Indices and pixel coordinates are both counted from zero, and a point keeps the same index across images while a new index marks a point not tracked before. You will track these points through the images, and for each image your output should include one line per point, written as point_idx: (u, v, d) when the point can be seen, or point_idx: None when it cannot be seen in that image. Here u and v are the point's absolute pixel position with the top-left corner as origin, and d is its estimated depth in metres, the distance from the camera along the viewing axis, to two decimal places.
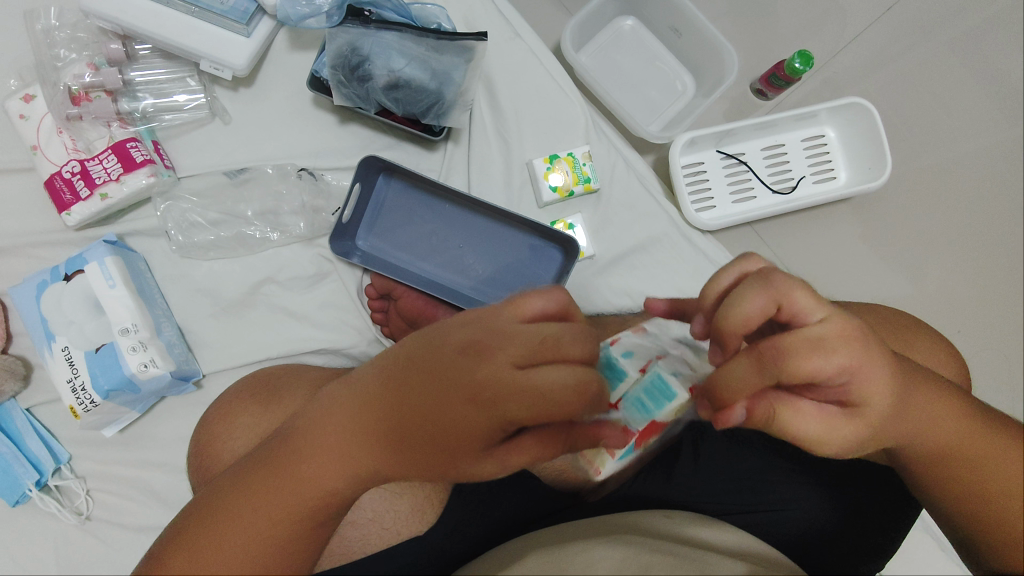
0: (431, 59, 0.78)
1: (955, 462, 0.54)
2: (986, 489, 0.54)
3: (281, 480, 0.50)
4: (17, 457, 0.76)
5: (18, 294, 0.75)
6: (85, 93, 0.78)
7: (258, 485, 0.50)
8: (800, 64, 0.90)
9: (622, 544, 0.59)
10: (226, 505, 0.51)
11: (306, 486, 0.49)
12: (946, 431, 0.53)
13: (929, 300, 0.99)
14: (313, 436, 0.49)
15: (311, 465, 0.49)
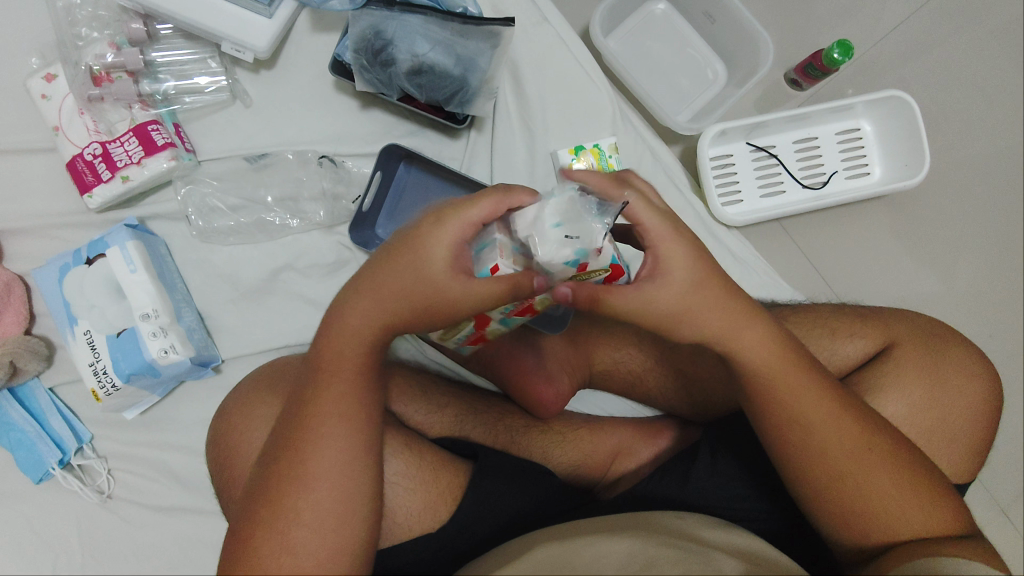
0: (456, 44, 0.77)
1: (805, 428, 0.57)
2: (830, 458, 0.57)
3: (304, 463, 0.51)
4: (41, 436, 0.78)
5: (39, 275, 0.75)
6: (107, 73, 0.76)
7: (287, 478, 0.51)
8: (839, 54, 0.87)
9: (633, 538, 0.61)
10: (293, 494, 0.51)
11: (329, 459, 0.51)
12: (804, 397, 0.58)
13: (954, 301, 0.94)
14: (313, 413, 0.53)
15: (313, 442, 0.52)
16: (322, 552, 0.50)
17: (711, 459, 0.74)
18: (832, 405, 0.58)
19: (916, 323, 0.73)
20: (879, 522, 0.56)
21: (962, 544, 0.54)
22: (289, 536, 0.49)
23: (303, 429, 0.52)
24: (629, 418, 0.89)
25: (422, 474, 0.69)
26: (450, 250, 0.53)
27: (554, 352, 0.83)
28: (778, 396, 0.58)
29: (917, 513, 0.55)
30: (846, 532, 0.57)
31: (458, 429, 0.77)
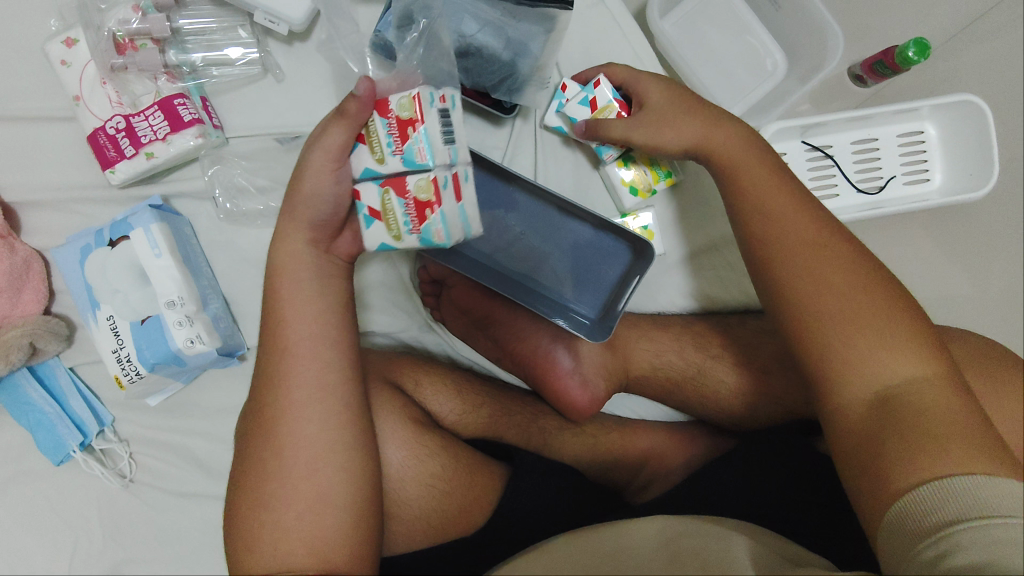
0: (507, 26, 0.72)
1: (799, 279, 0.57)
2: (824, 313, 0.55)
3: (277, 428, 0.54)
4: (61, 418, 0.76)
5: (61, 255, 0.72)
6: (131, 40, 0.71)
7: (265, 443, 0.54)
8: (914, 53, 0.79)
9: (657, 523, 0.65)
10: (265, 457, 0.54)
11: (301, 422, 0.54)
12: (795, 234, 0.59)
13: (987, 301, 0.99)
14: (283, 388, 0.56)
15: (288, 406, 0.55)
16: (298, 508, 0.52)
17: (745, 465, 0.73)
18: (826, 251, 0.57)
19: (976, 345, 0.70)
20: (867, 384, 0.52)
21: (946, 403, 0.50)
22: (269, 497, 0.53)
23: (270, 398, 0.56)
24: (665, 424, 0.86)
25: (455, 476, 0.67)
26: (331, 160, 0.57)
27: (590, 357, 0.79)
28: (774, 226, 0.60)
29: (904, 368, 0.52)
30: (841, 387, 0.53)
31: (493, 431, 0.76)
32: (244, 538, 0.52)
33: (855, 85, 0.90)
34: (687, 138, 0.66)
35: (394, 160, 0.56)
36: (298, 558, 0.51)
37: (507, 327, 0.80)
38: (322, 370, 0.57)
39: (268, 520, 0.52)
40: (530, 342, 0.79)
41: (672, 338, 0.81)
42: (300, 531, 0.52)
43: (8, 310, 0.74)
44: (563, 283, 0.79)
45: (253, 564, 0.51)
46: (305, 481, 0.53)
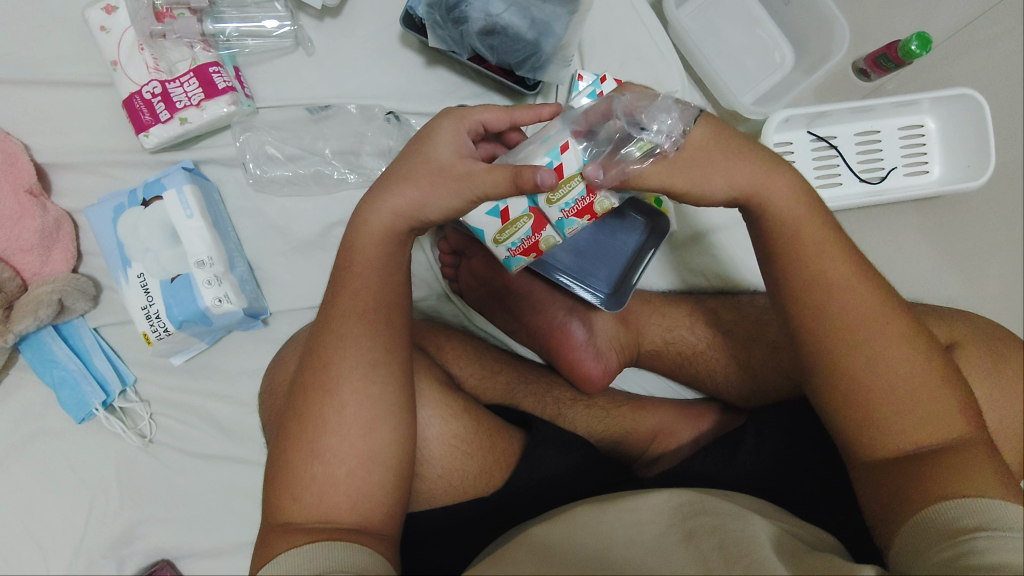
0: (533, 7, 0.74)
1: (835, 328, 0.55)
2: (862, 365, 0.54)
3: (331, 381, 0.53)
4: (85, 375, 0.77)
5: (94, 215, 0.74)
6: (169, 9, 0.74)
7: (317, 394, 0.53)
8: (917, 47, 0.83)
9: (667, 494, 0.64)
10: (306, 418, 0.53)
11: (358, 379, 0.53)
12: (849, 302, 0.55)
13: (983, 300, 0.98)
14: (331, 350, 0.54)
15: (343, 360, 0.54)
16: (349, 464, 0.52)
17: (760, 438, 0.73)
18: (872, 309, 0.55)
19: (978, 325, 0.73)
20: (900, 433, 0.53)
21: (975, 456, 0.52)
22: (319, 448, 0.52)
23: (327, 349, 0.54)
24: (672, 400, 0.87)
25: (477, 438, 0.69)
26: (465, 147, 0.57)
27: (603, 329, 0.81)
28: (824, 289, 0.55)
29: (937, 416, 0.53)
30: (869, 438, 0.54)
31: (510, 397, 0.78)
32: (285, 482, 0.52)
33: (859, 79, 0.96)
34: (738, 185, 0.56)
35: (555, 213, 0.63)
36: (343, 512, 0.51)
37: (523, 297, 0.83)
38: (380, 326, 0.56)
39: (313, 472, 0.51)
40: (547, 314, 0.82)
41: (683, 315, 0.84)
42: (349, 486, 0.51)
43: (38, 268, 0.76)
44: (562, 244, 0.83)
45: (295, 510, 0.51)
46: (348, 446, 0.52)
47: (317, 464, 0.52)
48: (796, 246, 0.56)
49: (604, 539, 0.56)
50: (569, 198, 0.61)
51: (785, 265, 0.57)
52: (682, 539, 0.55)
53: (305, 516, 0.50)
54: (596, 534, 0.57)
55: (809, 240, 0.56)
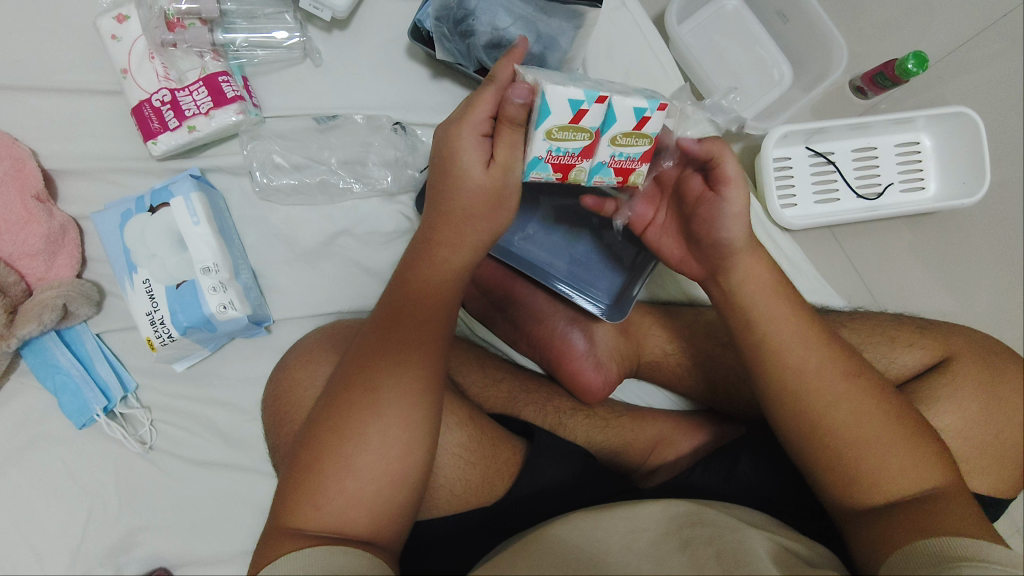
0: (539, 21, 0.75)
1: (807, 389, 0.57)
2: (838, 420, 0.56)
3: (375, 398, 0.52)
4: (87, 381, 0.77)
5: (102, 220, 0.75)
6: (180, 19, 0.75)
7: (358, 408, 0.52)
8: (913, 66, 0.85)
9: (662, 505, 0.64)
10: (333, 430, 0.52)
11: (402, 401, 0.53)
12: (813, 360, 0.57)
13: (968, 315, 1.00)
14: (369, 368, 0.54)
15: (391, 381, 0.53)
16: (378, 482, 0.51)
17: (756, 456, 0.74)
18: (839, 367, 0.57)
19: (975, 340, 0.74)
20: (885, 479, 0.54)
21: (956, 500, 0.53)
22: (350, 461, 0.51)
23: (375, 366, 0.54)
24: (671, 411, 0.87)
25: (480, 448, 0.69)
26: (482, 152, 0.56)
27: (604, 340, 0.82)
28: (787, 350, 0.58)
29: (914, 464, 0.54)
30: (855, 491, 0.55)
31: (512, 406, 0.78)
32: (308, 488, 0.50)
33: (856, 97, 1.00)
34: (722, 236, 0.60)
35: (544, 146, 0.56)
36: (361, 527, 0.50)
37: (525, 308, 0.84)
38: (428, 353, 0.56)
39: (339, 485, 0.50)
40: (547, 324, 0.83)
41: (683, 326, 0.85)
42: (372, 502, 0.51)
43: (43, 273, 0.76)
44: (556, 256, 0.85)
45: (312, 518, 0.50)
46: (376, 468, 0.51)
47: (341, 479, 0.50)
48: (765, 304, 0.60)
49: (596, 546, 0.56)
50: (568, 145, 0.57)
51: (752, 328, 0.60)
52: (680, 546, 0.56)
53: (318, 523, 0.50)
54: (591, 540, 0.58)
55: (772, 304, 0.60)
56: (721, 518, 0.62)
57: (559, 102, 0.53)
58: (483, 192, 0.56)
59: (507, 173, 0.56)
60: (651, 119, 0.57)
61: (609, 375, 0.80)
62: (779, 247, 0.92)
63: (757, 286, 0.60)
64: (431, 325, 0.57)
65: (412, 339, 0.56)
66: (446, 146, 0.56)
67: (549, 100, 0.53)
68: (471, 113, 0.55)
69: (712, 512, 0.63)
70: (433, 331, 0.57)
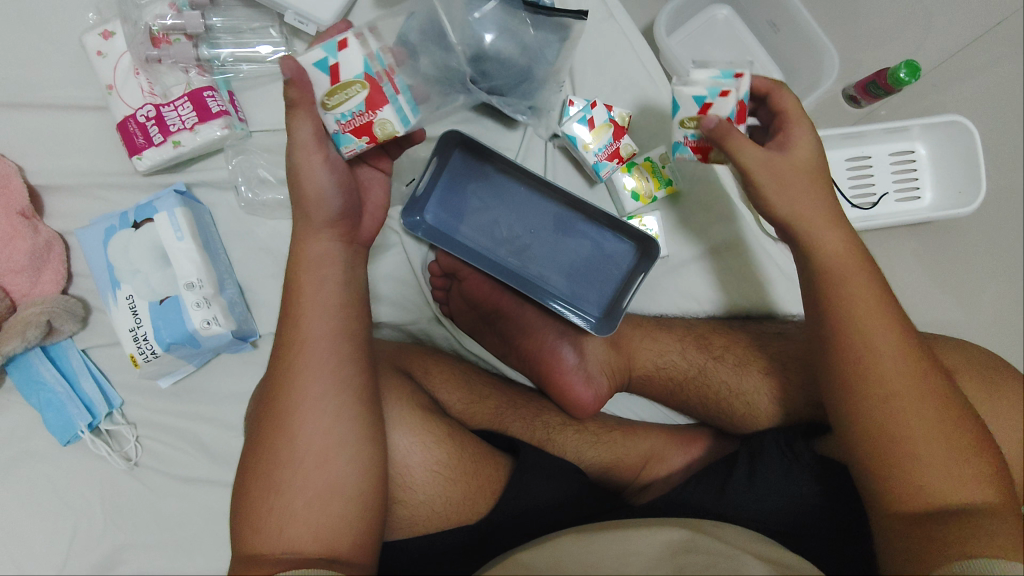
0: (523, 33, 0.74)
1: (873, 381, 0.55)
2: (896, 414, 0.54)
3: (288, 415, 0.55)
4: (71, 398, 0.76)
5: (85, 236, 0.75)
6: (165, 35, 0.75)
7: (274, 430, 0.55)
8: (905, 75, 0.84)
9: (654, 530, 0.62)
10: (262, 455, 0.55)
11: (313, 414, 0.55)
12: (891, 364, 0.55)
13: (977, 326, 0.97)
14: (283, 385, 0.57)
15: (306, 397, 0.56)
16: (308, 495, 0.53)
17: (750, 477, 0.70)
18: (908, 362, 0.55)
19: (973, 354, 0.72)
20: (924, 471, 0.53)
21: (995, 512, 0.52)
22: (277, 480, 0.54)
23: (286, 386, 0.57)
24: (664, 425, 0.86)
25: (462, 466, 0.67)
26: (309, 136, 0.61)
27: (594, 352, 0.81)
28: (860, 335, 0.56)
29: (958, 468, 0.53)
30: (893, 494, 0.54)
31: (498, 422, 0.77)
32: (248, 513, 0.54)
33: (849, 105, 0.98)
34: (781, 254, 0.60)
35: (329, 118, 0.62)
36: (307, 543, 0.52)
37: (514, 321, 0.82)
38: (339, 355, 0.58)
39: (272, 504, 0.53)
40: (537, 338, 0.81)
41: (674, 339, 0.83)
42: (308, 517, 0.53)
43: (27, 289, 0.76)
44: (553, 270, 0.83)
45: (257, 543, 0.52)
46: (312, 480, 0.54)
47: (282, 499, 0.53)
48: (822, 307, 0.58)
49: (585, 564, 0.55)
50: (348, 108, 0.62)
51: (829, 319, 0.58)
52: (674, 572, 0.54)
53: (267, 549, 0.52)
54: (580, 563, 0.56)
55: (856, 291, 0.57)
56: (714, 544, 0.60)
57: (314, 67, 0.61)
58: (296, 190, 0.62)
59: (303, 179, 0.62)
60: (714, 105, 0.62)
61: (601, 393, 0.79)
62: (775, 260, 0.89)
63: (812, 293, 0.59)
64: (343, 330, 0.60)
65: (317, 350, 0.58)
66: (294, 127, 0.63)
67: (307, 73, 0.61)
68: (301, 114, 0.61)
69: (707, 538, 0.61)
70: (343, 334, 0.59)
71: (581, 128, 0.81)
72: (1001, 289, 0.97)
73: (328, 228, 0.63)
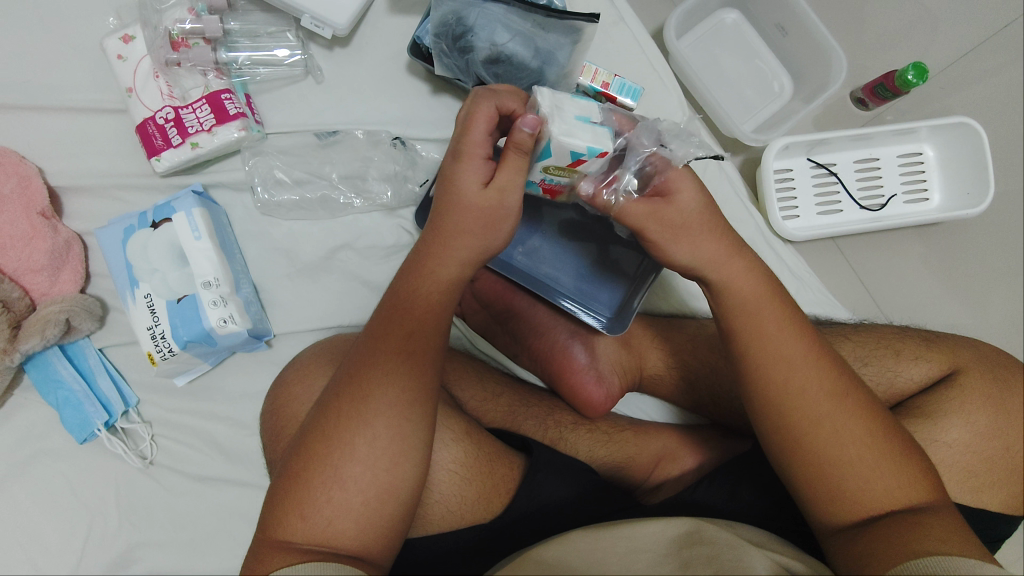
0: (537, 37, 0.75)
1: (816, 409, 0.56)
2: (838, 443, 0.55)
3: (362, 411, 0.52)
4: (88, 396, 0.77)
5: (104, 236, 0.76)
6: (184, 39, 0.76)
7: (349, 419, 0.52)
8: (913, 77, 0.85)
9: (663, 522, 0.64)
10: (324, 444, 0.51)
11: (387, 415, 0.52)
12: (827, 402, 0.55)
13: (982, 328, 0.98)
14: (361, 379, 0.53)
15: (388, 396, 0.53)
16: (366, 494, 0.50)
17: (756, 491, 0.72)
18: (836, 380, 0.56)
19: (982, 352, 0.72)
20: (884, 490, 0.53)
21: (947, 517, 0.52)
22: (339, 472, 0.50)
23: (368, 378, 0.53)
24: (674, 426, 0.86)
25: (477, 465, 0.67)
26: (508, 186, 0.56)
27: (606, 352, 0.81)
28: (819, 370, 0.56)
29: (896, 480, 0.54)
30: (839, 508, 0.54)
31: (511, 420, 0.77)
32: (296, 497, 0.50)
33: (858, 108, 0.99)
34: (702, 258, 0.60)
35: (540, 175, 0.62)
36: (346, 541, 0.50)
37: (526, 321, 0.83)
38: (420, 364, 0.55)
39: (327, 495, 0.50)
40: (549, 338, 0.82)
41: (686, 338, 0.83)
42: (361, 516, 0.50)
43: (46, 288, 0.77)
44: (563, 272, 0.84)
45: (299, 530, 0.49)
46: (368, 485, 0.51)
47: (333, 496, 0.50)
48: (753, 324, 0.58)
49: (597, 562, 0.56)
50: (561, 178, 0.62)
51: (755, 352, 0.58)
52: (677, 569, 0.54)
53: (305, 537, 0.49)
54: (591, 559, 0.56)
55: (790, 326, 0.58)
56: (716, 536, 0.61)
57: (563, 151, 0.55)
58: (476, 213, 0.56)
59: (502, 196, 0.56)
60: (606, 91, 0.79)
61: (613, 394, 0.79)
62: (782, 259, 0.92)
63: (729, 297, 0.60)
64: (426, 335, 0.56)
65: (407, 353, 0.55)
66: (445, 170, 0.57)
67: (552, 148, 0.55)
68: (470, 135, 0.56)
69: (713, 529, 0.62)
70: (429, 341, 0.56)
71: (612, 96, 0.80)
72: (1010, 294, 0.98)
73: (468, 236, 0.57)
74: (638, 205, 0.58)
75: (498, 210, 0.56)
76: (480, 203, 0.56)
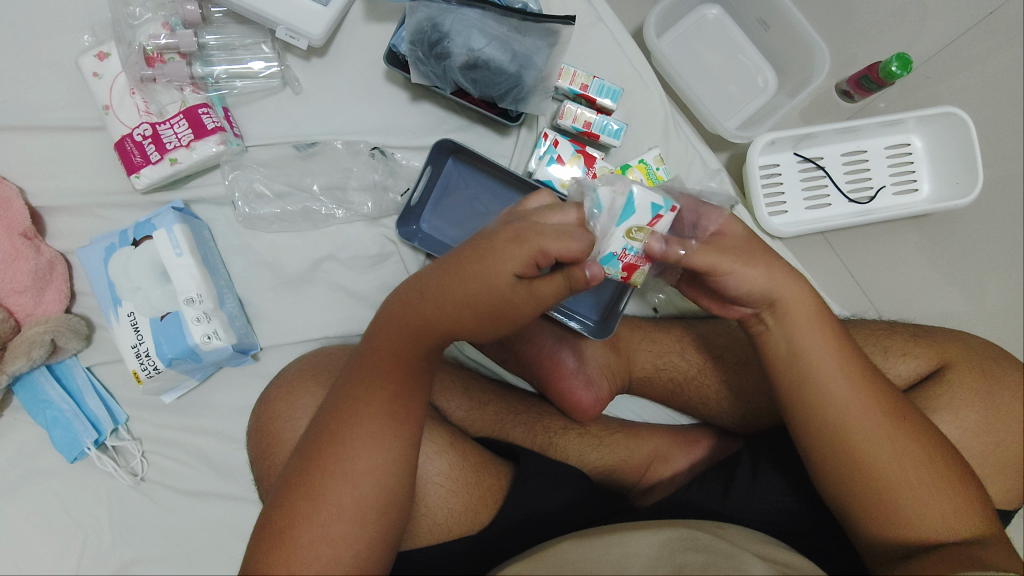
0: (513, 41, 0.75)
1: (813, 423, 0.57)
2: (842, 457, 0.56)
3: (351, 455, 0.51)
4: (77, 415, 0.77)
5: (86, 255, 0.76)
6: (159, 54, 0.76)
7: (335, 463, 0.51)
8: (897, 68, 0.84)
9: (654, 528, 0.63)
10: (306, 487, 0.51)
11: (374, 459, 0.52)
12: (841, 414, 0.56)
13: (980, 319, 0.97)
14: (346, 426, 0.52)
15: (370, 442, 0.52)
16: (354, 538, 0.50)
17: (752, 476, 0.70)
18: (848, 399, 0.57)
19: (972, 345, 0.71)
20: (885, 513, 0.55)
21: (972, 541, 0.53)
22: (328, 528, 0.50)
23: (353, 423, 0.52)
24: (664, 426, 0.85)
25: (463, 475, 0.67)
26: (537, 298, 0.52)
27: (593, 356, 0.82)
28: (807, 387, 0.58)
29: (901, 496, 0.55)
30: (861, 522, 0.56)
31: (499, 428, 0.77)
32: (283, 539, 0.50)
33: (843, 100, 0.98)
34: (758, 282, 0.59)
35: (621, 243, 0.57)
36: None
37: None
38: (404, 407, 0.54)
39: (318, 549, 0.49)
40: (537, 344, 0.82)
41: (673, 340, 0.83)
42: (347, 557, 0.50)
43: (31, 309, 0.76)
44: None
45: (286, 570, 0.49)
46: (355, 529, 0.50)
47: (318, 542, 0.49)
48: (795, 333, 0.59)
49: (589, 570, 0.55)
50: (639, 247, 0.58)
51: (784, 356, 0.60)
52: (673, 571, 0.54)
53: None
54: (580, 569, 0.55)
55: (804, 337, 0.59)
56: (710, 542, 0.60)
57: (643, 204, 0.57)
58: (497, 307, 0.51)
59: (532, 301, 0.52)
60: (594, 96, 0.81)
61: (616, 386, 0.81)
62: None
63: (785, 311, 0.60)
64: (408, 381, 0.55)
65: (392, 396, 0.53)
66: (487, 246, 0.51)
67: (634, 200, 0.57)
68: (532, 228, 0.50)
69: (706, 536, 0.61)
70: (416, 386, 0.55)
71: (602, 95, 0.81)
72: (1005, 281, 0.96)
73: (470, 316, 0.52)
74: (705, 258, 0.58)
75: (517, 313, 0.52)
76: (500, 301, 0.51)
